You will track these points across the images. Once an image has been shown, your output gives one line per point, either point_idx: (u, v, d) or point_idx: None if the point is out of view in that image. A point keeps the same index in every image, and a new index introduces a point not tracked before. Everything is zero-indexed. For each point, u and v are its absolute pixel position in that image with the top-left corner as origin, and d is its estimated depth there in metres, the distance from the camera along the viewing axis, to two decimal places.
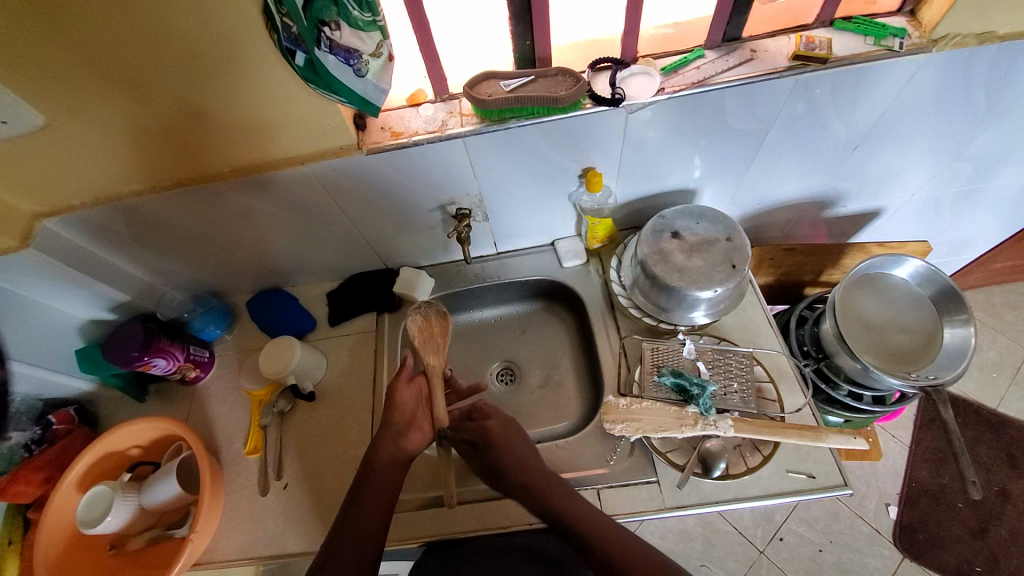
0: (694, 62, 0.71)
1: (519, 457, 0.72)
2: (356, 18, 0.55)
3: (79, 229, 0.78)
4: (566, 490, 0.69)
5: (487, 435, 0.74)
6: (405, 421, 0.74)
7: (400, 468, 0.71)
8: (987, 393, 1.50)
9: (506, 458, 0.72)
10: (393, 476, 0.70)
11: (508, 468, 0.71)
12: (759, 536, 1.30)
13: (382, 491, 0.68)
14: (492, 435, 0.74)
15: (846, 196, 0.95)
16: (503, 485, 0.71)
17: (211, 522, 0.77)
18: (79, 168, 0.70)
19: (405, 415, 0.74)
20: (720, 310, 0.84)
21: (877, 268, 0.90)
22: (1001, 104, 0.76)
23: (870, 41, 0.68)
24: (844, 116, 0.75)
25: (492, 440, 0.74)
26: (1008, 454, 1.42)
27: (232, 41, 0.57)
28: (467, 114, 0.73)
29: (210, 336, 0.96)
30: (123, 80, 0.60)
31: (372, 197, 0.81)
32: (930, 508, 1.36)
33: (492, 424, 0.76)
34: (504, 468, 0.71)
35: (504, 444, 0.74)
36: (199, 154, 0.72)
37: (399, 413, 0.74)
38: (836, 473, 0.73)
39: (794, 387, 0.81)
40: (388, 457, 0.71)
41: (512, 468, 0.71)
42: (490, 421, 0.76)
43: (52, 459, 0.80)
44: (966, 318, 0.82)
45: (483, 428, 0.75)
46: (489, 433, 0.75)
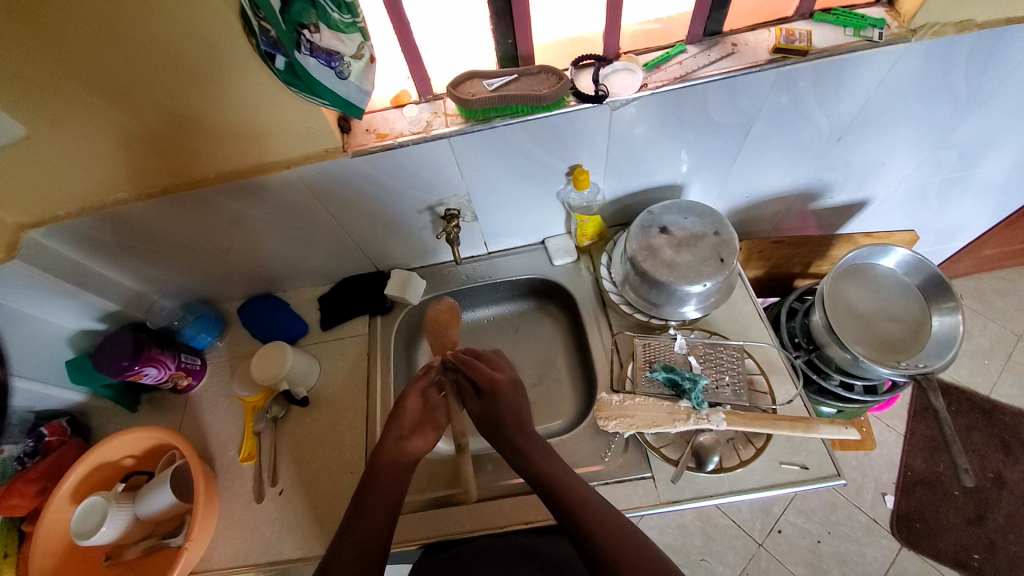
0: (676, 57, 0.72)
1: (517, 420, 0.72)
2: (337, 20, 0.55)
3: (65, 239, 0.77)
4: (569, 471, 0.67)
5: (496, 386, 0.74)
6: (409, 427, 0.73)
7: (406, 471, 0.69)
8: (980, 380, 1.51)
9: (510, 414, 0.72)
10: (396, 478, 0.67)
11: (508, 419, 0.72)
12: (758, 529, 1.30)
13: (384, 492, 0.66)
14: (500, 388, 0.74)
15: (833, 187, 0.96)
16: (502, 442, 0.71)
17: (207, 530, 0.76)
18: (64, 178, 0.70)
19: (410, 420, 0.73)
20: (711, 304, 0.84)
21: (866, 258, 0.91)
22: (982, 91, 0.76)
23: (850, 32, 0.69)
24: (827, 108, 0.76)
25: (501, 392, 0.74)
26: (1002, 440, 1.43)
27: (212, 45, 0.57)
28: (451, 115, 0.73)
29: (202, 344, 0.96)
30: (104, 87, 0.59)
31: (360, 200, 0.81)
32: (926, 496, 1.36)
33: (501, 379, 0.76)
34: (505, 424, 0.71)
35: (512, 397, 0.74)
36: (185, 161, 0.72)
37: (399, 420, 0.73)
38: (829, 464, 0.73)
39: (786, 379, 0.81)
40: (390, 460, 0.69)
41: (513, 424, 0.71)
42: (498, 376, 0.76)
43: (45, 471, 0.79)
44: (954, 305, 0.83)
45: (492, 380, 0.75)
46: (499, 385, 0.75)
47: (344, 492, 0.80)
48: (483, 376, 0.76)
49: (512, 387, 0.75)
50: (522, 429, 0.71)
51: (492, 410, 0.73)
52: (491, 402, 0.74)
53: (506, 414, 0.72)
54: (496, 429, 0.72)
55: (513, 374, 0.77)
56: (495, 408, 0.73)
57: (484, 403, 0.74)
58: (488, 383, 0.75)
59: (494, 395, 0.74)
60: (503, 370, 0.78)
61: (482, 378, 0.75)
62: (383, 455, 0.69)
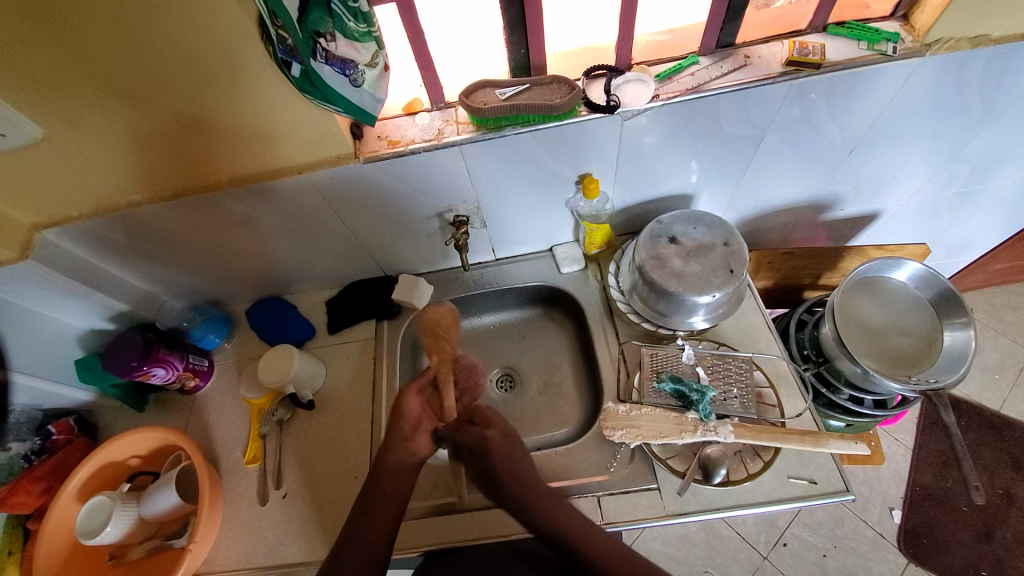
0: (689, 68, 0.72)
1: (517, 477, 0.67)
2: (352, 28, 0.56)
3: (78, 239, 0.78)
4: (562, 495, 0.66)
5: (486, 443, 0.70)
6: (412, 426, 0.72)
7: (412, 473, 0.70)
8: (991, 395, 1.49)
9: (504, 467, 0.68)
10: (398, 483, 0.68)
11: (506, 477, 0.67)
12: (763, 542, 1.28)
13: (393, 493, 0.67)
14: (492, 445, 0.70)
15: (844, 199, 0.95)
16: (508, 501, 0.66)
17: (211, 531, 0.77)
18: (79, 179, 0.70)
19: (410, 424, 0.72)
20: (719, 315, 0.84)
21: (877, 272, 0.90)
22: (997, 106, 0.76)
23: (864, 46, 0.69)
24: (839, 119, 0.75)
25: (492, 449, 0.69)
26: (1013, 457, 1.41)
27: (229, 52, 0.58)
28: (463, 123, 0.73)
29: (210, 345, 0.96)
30: (123, 92, 0.60)
31: (370, 205, 0.82)
32: (934, 512, 1.34)
33: (492, 434, 0.71)
34: (503, 482, 0.67)
35: (504, 452, 0.69)
36: (198, 165, 0.72)
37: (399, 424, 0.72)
38: (838, 479, 0.72)
39: (795, 392, 0.80)
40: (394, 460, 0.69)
41: (510, 480, 0.67)
42: (488, 431, 0.71)
43: (51, 470, 0.79)
44: (966, 321, 0.82)
45: (482, 439, 0.70)
46: (487, 441, 0.70)
47: (348, 497, 0.80)
48: (471, 437, 0.71)
49: (503, 442, 0.70)
50: (523, 484, 0.67)
51: (486, 468, 0.68)
52: (484, 463, 0.69)
53: (501, 471, 0.67)
54: (495, 487, 0.67)
55: (505, 427, 0.73)
56: (489, 467, 0.68)
57: (477, 465, 0.69)
58: (478, 440, 0.70)
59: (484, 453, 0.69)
60: (493, 425, 0.73)
61: (469, 440, 0.71)
62: (391, 454, 0.70)
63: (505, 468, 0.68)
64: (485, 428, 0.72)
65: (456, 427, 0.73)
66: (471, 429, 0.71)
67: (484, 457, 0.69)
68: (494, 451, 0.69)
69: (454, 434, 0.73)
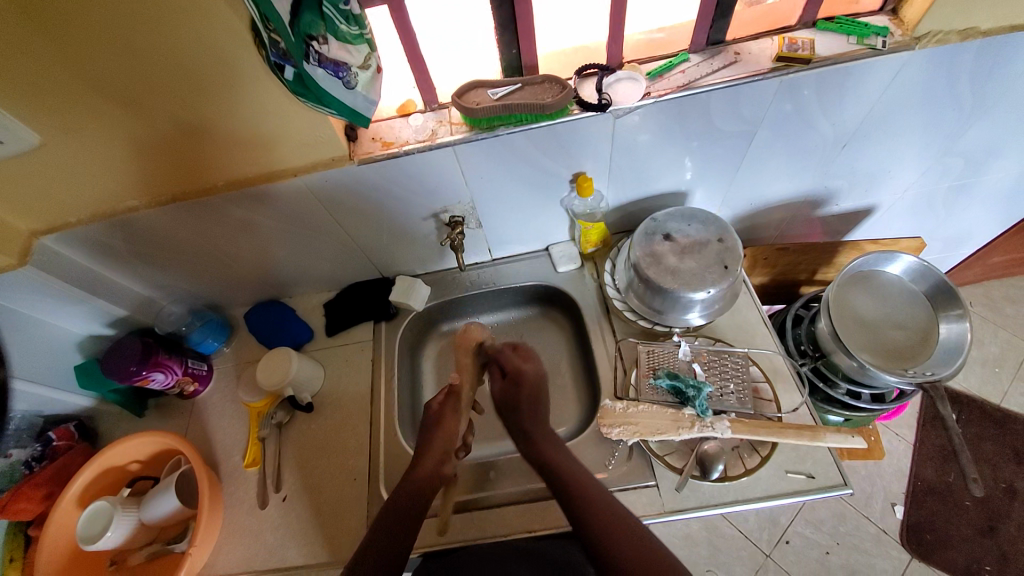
0: (679, 66, 0.72)
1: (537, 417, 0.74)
2: (345, 31, 0.57)
3: (76, 245, 0.79)
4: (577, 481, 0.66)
5: (520, 376, 0.76)
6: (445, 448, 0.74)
7: (422, 484, 0.69)
8: (991, 388, 1.49)
9: (528, 405, 0.74)
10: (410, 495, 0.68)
11: (525, 410, 0.74)
12: (766, 540, 1.26)
13: (411, 501, 0.67)
14: (524, 378, 0.76)
15: (838, 194, 0.95)
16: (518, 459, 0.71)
17: (209, 539, 0.77)
18: (77, 186, 0.71)
19: (445, 444, 0.74)
20: (715, 311, 0.84)
21: (871, 265, 0.90)
22: (987, 99, 0.76)
23: (853, 40, 0.69)
24: (830, 115, 0.76)
25: (523, 384, 0.76)
26: (1014, 450, 1.41)
27: (224, 56, 0.58)
28: (456, 124, 0.74)
29: (209, 349, 0.96)
30: (120, 98, 0.61)
31: (365, 207, 0.82)
32: (936, 506, 1.34)
33: (527, 369, 0.78)
34: (521, 412, 0.74)
35: (533, 393, 0.76)
36: (195, 170, 0.73)
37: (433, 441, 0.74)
38: (836, 473, 0.72)
39: (791, 387, 0.80)
40: (421, 471, 0.71)
41: (529, 415, 0.74)
42: (525, 366, 0.78)
43: (51, 476, 0.79)
44: (961, 313, 0.82)
45: (518, 369, 0.77)
46: (523, 375, 0.77)
47: (348, 498, 0.80)
48: (510, 363, 0.78)
49: (535, 383, 0.77)
50: (538, 422, 0.73)
51: (511, 394, 0.76)
52: (514, 389, 0.76)
53: (524, 404, 0.74)
54: (511, 413, 0.75)
55: (541, 368, 0.79)
56: (514, 395, 0.75)
57: (506, 384, 0.77)
58: (514, 370, 0.77)
59: (517, 383, 0.76)
60: (532, 360, 0.79)
61: (509, 364, 0.78)
62: (420, 466, 0.71)
63: (529, 402, 0.74)
64: (524, 362, 0.79)
65: (499, 349, 0.81)
66: (512, 356, 0.78)
67: (516, 382, 0.76)
68: (524, 387, 0.76)
69: (497, 353, 0.81)
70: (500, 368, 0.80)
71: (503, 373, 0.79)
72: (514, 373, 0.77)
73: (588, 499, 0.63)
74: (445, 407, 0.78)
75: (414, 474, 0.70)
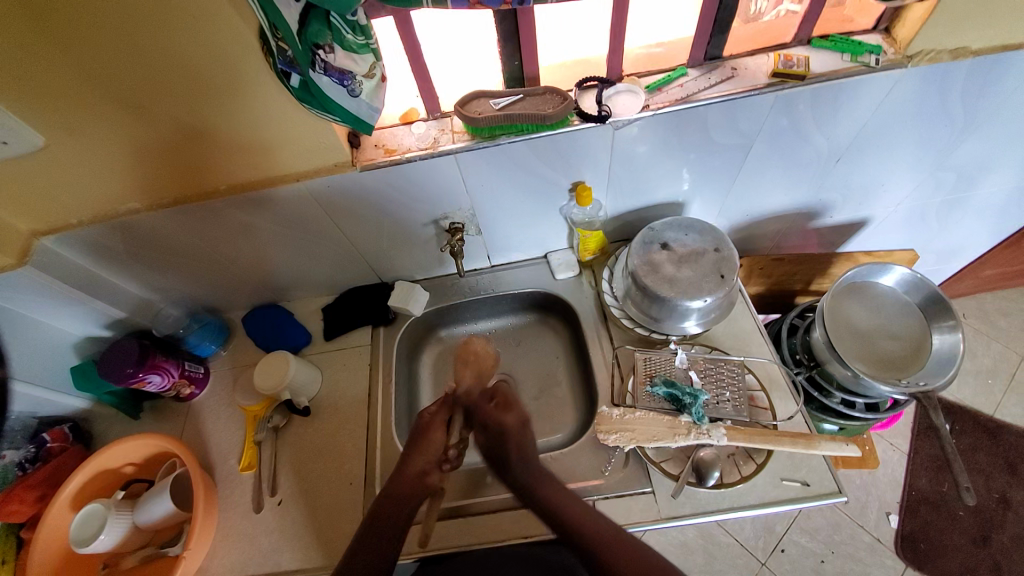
0: (677, 80, 0.74)
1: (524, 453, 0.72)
2: (350, 41, 0.57)
3: (76, 246, 0.79)
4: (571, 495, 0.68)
5: (504, 430, 0.72)
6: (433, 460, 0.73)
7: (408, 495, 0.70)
8: (984, 399, 1.50)
9: (515, 449, 0.71)
10: (395, 504, 0.68)
11: (513, 455, 0.71)
12: (761, 548, 1.28)
13: (400, 508, 0.68)
14: (508, 433, 0.72)
15: (832, 206, 0.97)
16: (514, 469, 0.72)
17: (205, 539, 0.77)
18: (78, 187, 0.71)
19: (434, 451, 0.73)
20: (712, 319, 0.85)
21: (865, 277, 0.92)
22: (977, 116, 0.78)
23: (847, 58, 0.71)
24: (825, 129, 0.78)
25: (508, 435, 0.72)
26: (1007, 460, 1.42)
27: (231, 63, 0.59)
28: (458, 132, 0.75)
29: (205, 352, 0.96)
30: (127, 101, 0.61)
31: (367, 213, 0.83)
32: (930, 516, 1.35)
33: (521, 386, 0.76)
34: (511, 465, 0.70)
35: (520, 440, 0.72)
36: (197, 173, 0.73)
37: (420, 448, 0.73)
38: (830, 481, 0.73)
39: (785, 395, 0.81)
40: (409, 472, 0.71)
41: (517, 458, 0.71)
42: (507, 419, 0.73)
43: (44, 478, 0.79)
44: (954, 324, 0.83)
45: (501, 426, 0.72)
46: (506, 428, 0.72)
47: (344, 503, 0.80)
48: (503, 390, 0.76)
49: (521, 430, 0.73)
50: (528, 460, 0.71)
51: (497, 446, 0.72)
52: (499, 443, 0.72)
53: (512, 454, 0.71)
54: (501, 466, 0.71)
55: (523, 415, 0.74)
56: (500, 445, 0.72)
57: (489, 439, 0.72)
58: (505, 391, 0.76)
59: (501, 436, 0.71)
60: (513, 410, 0.74)
61: (497, 391, 0.76)
62: (407, 468, 0.71)
63: (517, 453, 0.71)
64: (506, 412, 0.74)
65: (476, 401, 0.75)
66: (491, 412, 0.73)
67: (501, 436, 0.72)
68: (510, 438, 0.72)
69: (477, 409, 0.75)
70: (486, 397, 0.76)
71: (491, 399, 0.76)
72: (497, 429, 0.72)
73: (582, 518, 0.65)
74: (434, 418, 0.76)
75: (404, 473, 0.71)
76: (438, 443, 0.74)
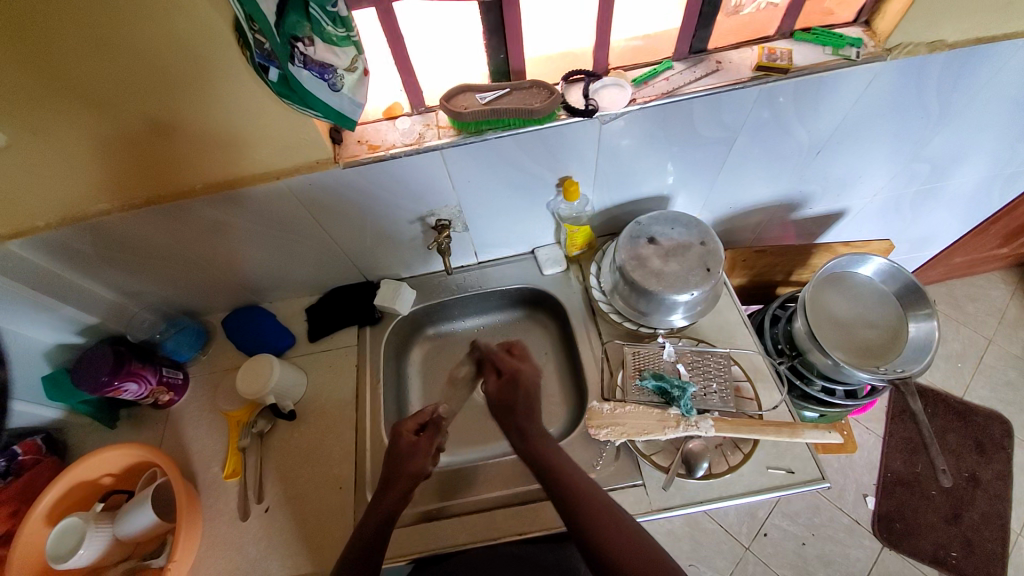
0: (663, 73, 0.74)
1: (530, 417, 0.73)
2: (330, 33, 0.55)
3: (42, 250, 0.75)
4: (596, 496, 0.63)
5: (517, 374, 0.76)
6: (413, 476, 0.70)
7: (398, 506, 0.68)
8: (954, 382, 1.56)
9: (525, 403, 0.74)
10: (377, 529, 0.65)
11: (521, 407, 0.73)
12: (745, 533, 1.31)
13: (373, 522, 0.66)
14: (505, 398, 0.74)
15: (812, 197, 0.99)
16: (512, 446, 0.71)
17: (191, 548, 0.75)
18: (42, 186, 0.67)
19: (420, 465, 0.71)
20: (698, 312, 0.86)
21: (844, 267, 0.94)
22: (951, 109, 0.81)
23: (829, 51, 0.72)
24: (806, 123, 0.79)
25: (521, 382, 0.75)
26: (975, 440, 1.48)
27: (202, 54, 0.57)
28: (443, 127, 0.74)
29: (183, 358, 0.93)
30: (93, 97, 0.58)
31: (349, 211, 0.81)
32: (904, 497, 1.41)
33: (524, 368, 0.77)
34: (517, 412, 0.73)
35: (531, 390, 0.75)
36: (171, 171, 0.70)
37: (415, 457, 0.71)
38: (813, 468, 0.75)
39: (771, 385, 0.83)
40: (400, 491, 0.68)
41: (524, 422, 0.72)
42: (522, 365, 0.77)
43: (16, 493, 0.75)
44: (929, 312, 0.86)
45: (515, 369, 0.77)
46: (521, 374, 0.76)
47: (333, 507, 0.79)
48: (506, 363, 0.78)
49: (532, 378, 0.76)
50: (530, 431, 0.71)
51: (509, 394, 0.74)
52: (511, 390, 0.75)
53: (520, 403, 0.73)
54: (508, 414, 0.73)
55: (536, 367, 0.78)
56: (511, 394, 0.74)
57: (502, 383, 0.76)
58: (510, 370, 0.77)
59: (515, 382, 0.75)
60: (527, 360, 0.78)
61: (505, 365, 0.78)
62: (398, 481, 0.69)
63: (524, 398, 0.74)
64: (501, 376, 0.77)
65: (491, 352, 0.81)
66: (508, 356, 0.78)
67: (513, 383, 0.75)
68: (522, 385, 0.75)
69: (492, 355, 0.81)
70: (494, 368, 0.79)
71: (498, 373, 0.78)
72: (510, 374, 0.76)
73: (601, 522, 0.60)
74: (421, 441, 0.73)
75: (403, 470, 0.70)
76: (425, 463, 0.71)
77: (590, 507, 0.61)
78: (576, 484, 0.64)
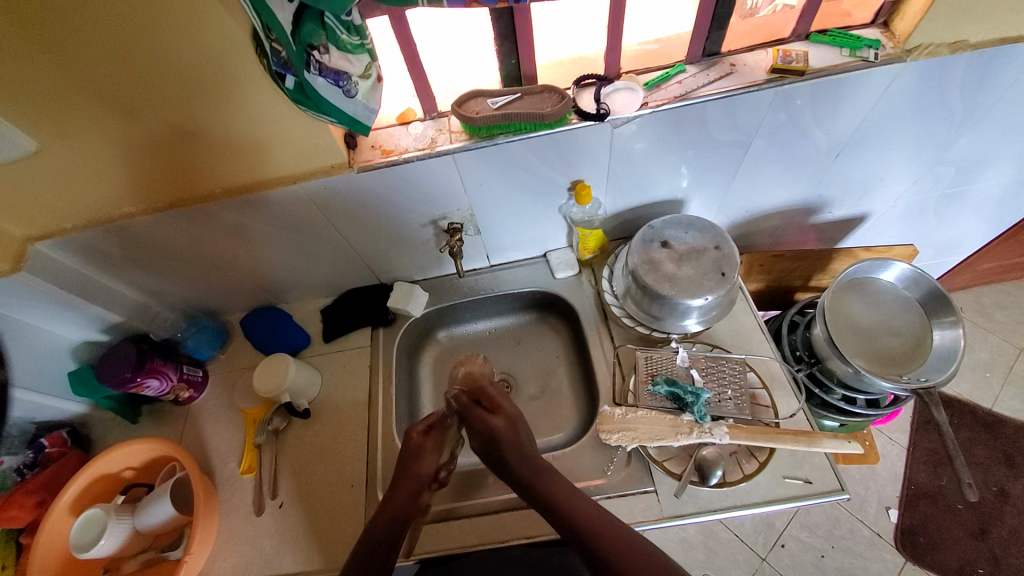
0: (676, 76, 0.73)
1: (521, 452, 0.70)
2: (346, 41, 0.56)
3: (72, 251, 0.78)
4: (600, 515, 0.63)
5: (495, 432, 0.71)
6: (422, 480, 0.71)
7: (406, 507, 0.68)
8: (982, 392, 1.50)
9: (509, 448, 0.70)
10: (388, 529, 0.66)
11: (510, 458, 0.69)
12: (762, 543, 1.28)
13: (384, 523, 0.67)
14: (500, 435, 0.71)
15: (832, 201, 0.97)
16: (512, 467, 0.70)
17: (207, 540, 0.77)
18: (70, 191, 0.70)
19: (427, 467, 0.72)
20: (712, 317, 0.85)
21: (865, 272, 0.91)
22: (977, 111, 0.78)
23: (846, 52, 0.70)
24: (824, 125, 0.77)
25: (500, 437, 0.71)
26: (1004, 453, 1.42)
27: (221, 64, 0.58)
28: (456, 131, 0.74)
29: (204, 356, 0.96)
30: (119, 105, 0.61)
31: (363, 214, 0.82)
32: (929, 510, 1.36)
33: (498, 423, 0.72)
34: (518, 447, 0.71)
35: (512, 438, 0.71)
36: (192, 176, 0.73)
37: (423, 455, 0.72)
38: (832, 479, 0.73)
39: (788, 393, 0.81)
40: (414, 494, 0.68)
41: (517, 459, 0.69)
42: (495, 420, 0.72)
43: (44, 483, 0.79)
44: (955, 319, 0.83)
45: (493, 428, 0.72)
46: (497, 432, 0.71)
47: (345, 505, 0.80)
48: (480, 421, 0.73)
49: (510, 430, 0.72)
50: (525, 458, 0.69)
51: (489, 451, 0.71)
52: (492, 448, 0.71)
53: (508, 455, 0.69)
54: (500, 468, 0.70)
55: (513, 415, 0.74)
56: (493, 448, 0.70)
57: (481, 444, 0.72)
58: (487, 429, 0.72)
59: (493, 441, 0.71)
60: (499, 412, 0.74)
61: (478, 424, 0.73)
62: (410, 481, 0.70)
63: (523, 435, 0.72)
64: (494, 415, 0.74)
65: (483, 384, 0.79)
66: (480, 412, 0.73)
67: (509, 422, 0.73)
68: (503, 439, 0.71)
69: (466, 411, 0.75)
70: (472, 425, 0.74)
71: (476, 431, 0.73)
72: (487, 432, 0.72)
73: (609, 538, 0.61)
74: (427, 441, 0.73)
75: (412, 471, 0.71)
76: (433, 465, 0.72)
77: (596, 524, 0.62)
78: (577, 506, 0.64)
